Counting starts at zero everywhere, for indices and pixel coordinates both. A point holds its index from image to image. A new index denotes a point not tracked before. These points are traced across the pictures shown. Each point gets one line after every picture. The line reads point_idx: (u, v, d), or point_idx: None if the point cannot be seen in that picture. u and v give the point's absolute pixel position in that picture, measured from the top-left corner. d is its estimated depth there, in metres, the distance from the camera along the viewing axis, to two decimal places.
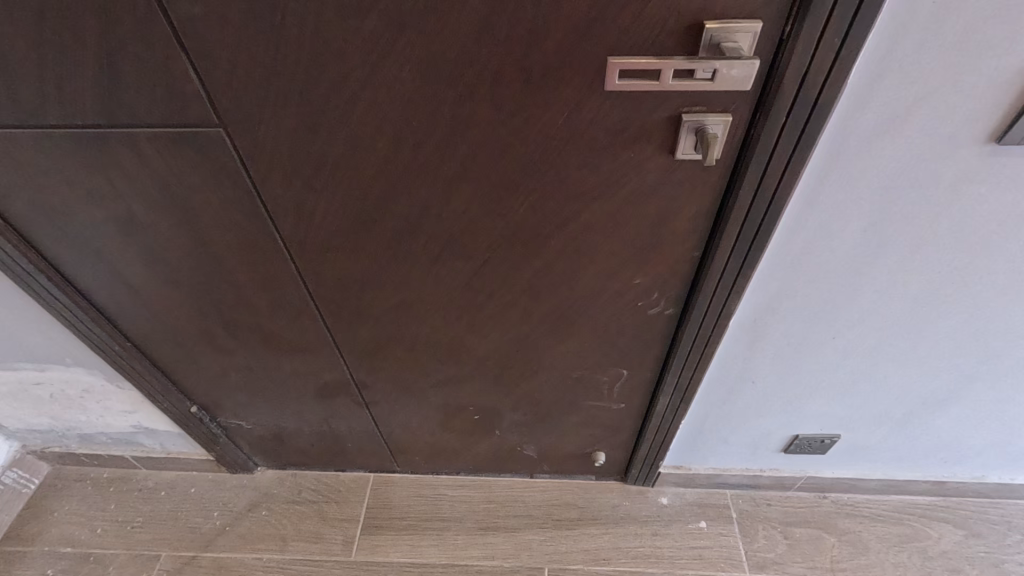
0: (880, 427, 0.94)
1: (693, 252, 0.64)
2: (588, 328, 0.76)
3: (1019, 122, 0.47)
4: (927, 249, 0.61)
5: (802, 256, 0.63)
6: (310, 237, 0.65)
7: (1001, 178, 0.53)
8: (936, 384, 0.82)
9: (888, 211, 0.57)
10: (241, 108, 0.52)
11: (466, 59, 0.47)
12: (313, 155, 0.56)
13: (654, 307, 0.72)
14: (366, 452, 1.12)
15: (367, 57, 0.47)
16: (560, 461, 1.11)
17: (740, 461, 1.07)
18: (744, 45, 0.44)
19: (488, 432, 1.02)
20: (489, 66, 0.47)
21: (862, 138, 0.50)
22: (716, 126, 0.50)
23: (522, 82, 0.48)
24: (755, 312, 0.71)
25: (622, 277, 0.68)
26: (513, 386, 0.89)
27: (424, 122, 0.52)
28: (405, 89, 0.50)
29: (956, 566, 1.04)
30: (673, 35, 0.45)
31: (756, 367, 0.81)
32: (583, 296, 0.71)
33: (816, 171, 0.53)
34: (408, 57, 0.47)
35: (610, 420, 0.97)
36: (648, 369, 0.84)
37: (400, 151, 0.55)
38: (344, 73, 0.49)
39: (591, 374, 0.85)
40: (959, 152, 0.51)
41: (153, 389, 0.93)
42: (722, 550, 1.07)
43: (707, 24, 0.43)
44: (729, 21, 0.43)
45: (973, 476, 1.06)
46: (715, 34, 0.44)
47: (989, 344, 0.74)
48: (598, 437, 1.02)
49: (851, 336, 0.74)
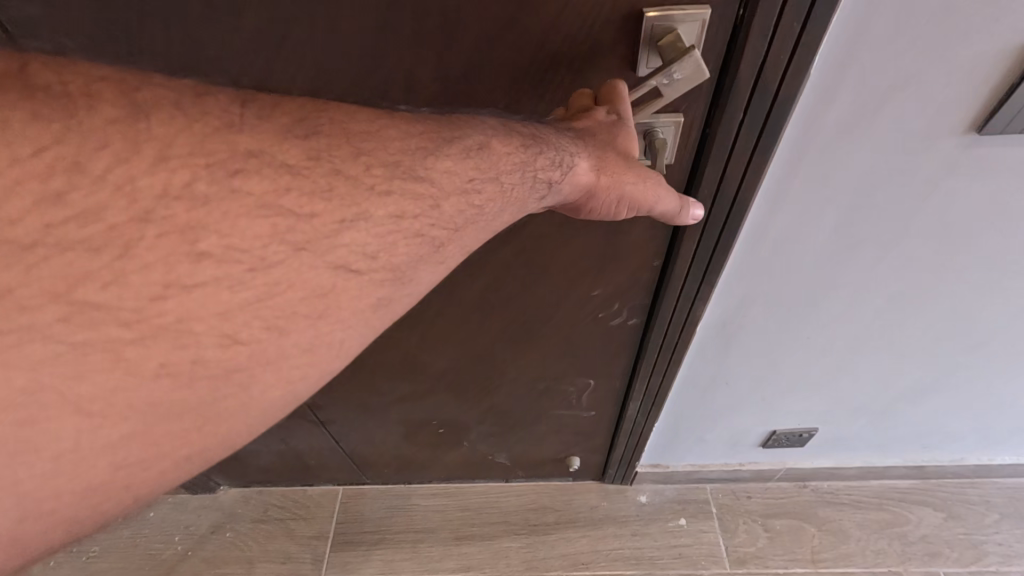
0: (858, 419, 0.91)
1: (654, 261, 0.59)
2: (549, 341, 0.72)
3: (1000, 112, 0.42)
4: (902, 247, 0.57)
5: (770, 259, 0.58)
6: None
7: (981, 171, 0.48)
8: (914, 376, 0.79)
9: (859, 209, 0.52)
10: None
11: (377, 61, 0.42)
12: None
13: (616, 317, 0.68)
14: (331, 467, 1.07)
15: (263, 60, 0.42)
16: (536, 467, 1.07)
17: (718, 456, 1.04)
18: (691, 36, 0.39)
19: (456, 443, 0.97)
20: (404, 67, 0.42)
21: (828, 134, 0.45)
22: (665, 127, 0.45)
23: (442, 84, 0.43)
24: (723, 316, 0.67)
25: (579, 288, 0.63)
26: (477, 399, 0.84)
27: None
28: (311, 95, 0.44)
29: (935, 549, 1.03)
30: (608, 26, 0.39)
31: (728, 369, 0.77)
32: (541, 309, 0.66)
33: (780, 172, 0.48)
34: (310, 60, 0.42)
35: (583, 426, 0.93)
36: (615, 378, 0.80)
37: None
38: (238, 78, 0.43)
39: (558, 384, 0.81)
40: (935, 146, 0.46)
41: None
42: (703, 548, 1.05)
43: (646, 13, 0.38)
44: (670, 7, 0.38)
45: (952, 458, 1.05)
46: (657, 24, 0.38)
47: (968, 336, 0.71)
48: (571, 442, 0.98)
49: (825, 334, 0.70)
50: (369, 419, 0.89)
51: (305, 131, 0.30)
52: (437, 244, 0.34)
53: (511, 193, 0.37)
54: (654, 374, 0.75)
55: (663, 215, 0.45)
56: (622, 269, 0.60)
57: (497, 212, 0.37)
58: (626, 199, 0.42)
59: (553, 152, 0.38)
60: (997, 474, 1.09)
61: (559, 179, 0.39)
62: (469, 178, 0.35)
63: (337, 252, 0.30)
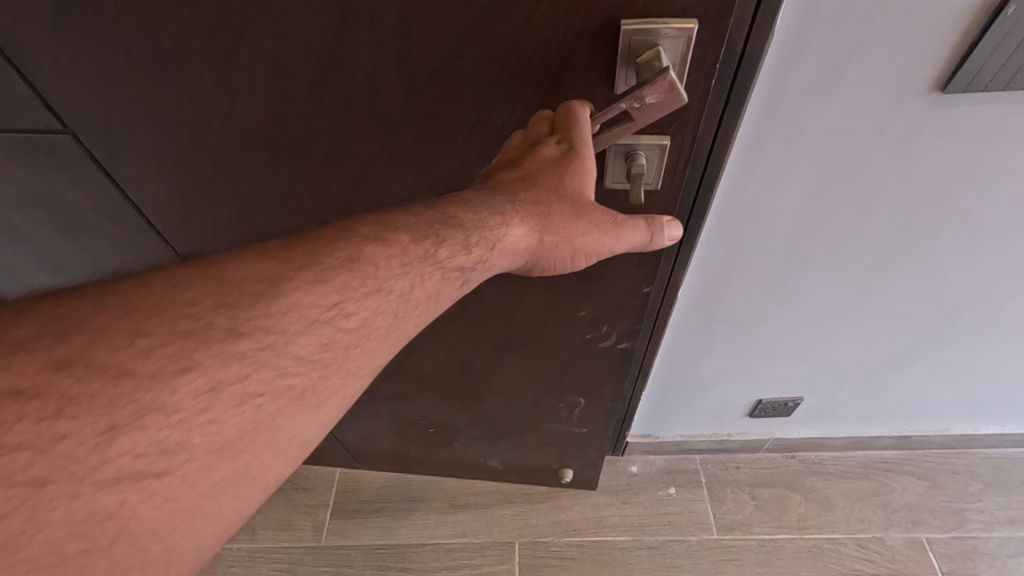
0: (842, 387, 0.93)
1: (644, 287, 0.63)
2: (539, 355, 0.75)
3: (963, 68, 0.43)
4: (877, 210, 0.58)
5: (748, 222, 0.60)
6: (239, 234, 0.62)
7: (949, 130, 0.49)
8: (895, 343, 0.81)
9: (832, 171, 0.53)
10: (138, 111, 0.50)
11: (364, 54, 0.44)
12: (225, 149, 0.53)
13: (604, 340, 0.71)
14: (325, 452, 1.10)
15: (259, 48, 0.44)
16: (529, 475, 1.09)
17: (707, 427, 1.06)
18: (675, 52, 0.40)
19: (448, 442, 1.00)
20: (389, 59, 0.44)
21: (798, 93, 0.46)
22: (649, 150, 0.47)
23: (425, 77, 0.45)
24: (704, 281, 0.69)
25: (567, 307, 0.66)
26: (466, 406, 0.89)
27: (331, 118, 0.49)
28: (305, 82, 0.46)
29: (918, 517, 1.06)
30: (582, 35, 0.41)
31: (712, 336, 0.79)
32: (529, 323, 0.69)
33: (752, 132, 0.50)
34: (303, 47, 0.44)
35: (573, 442, 0.96)
36: (603, 400, 0.84)
37: (310, 147, 0.51)
38: (239, 62, 0.45)
39: (547, 399, 0.85)
40: (903, 105, 0.47)
41: None
42: (691, 515, 1.08)
43: (629, 24, 0.39)
44: (654, 22, 0.39)
45: (936, 429, 1.07)
46: (640, 37, 0.40)
47: (946, 300, 0.73)
48: (562, 455, 1.00)
49: (806, 299, 0.72)
50: (365, 405, 0.91)
51: (68, 332, 0.30)
52: (301, 391, 0.34)
53: (409, 296, 0.40)
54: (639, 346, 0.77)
55: (631, 248, 0.47)
56: (613, 294, 0.64)
57: (397, 316, 0.39)
58: (579, 252, 0.46)
59: (465, 236, 0.41)
60: (982, 445, 1.11)
61: (488, 255, 0.42)
62: (330, 304, 0.36)
63: (120, 457, 0.29)
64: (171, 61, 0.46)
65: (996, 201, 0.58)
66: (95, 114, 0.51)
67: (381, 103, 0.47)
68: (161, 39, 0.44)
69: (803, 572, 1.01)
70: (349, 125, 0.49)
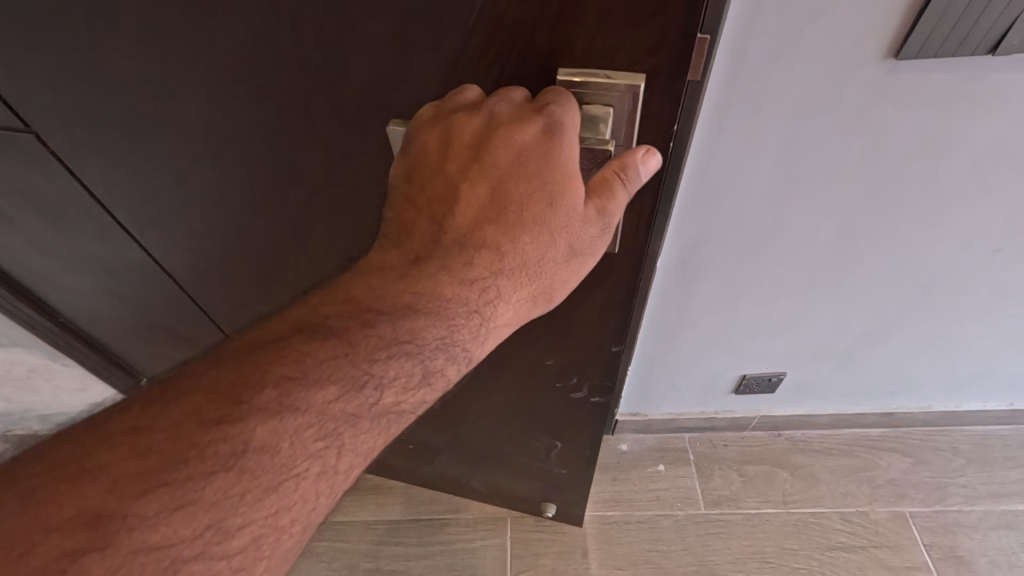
0: (824, 363, 0.95)
1: (613, 346, 0.64)
2: (508, 388, 0.76)
3: (913, 36, 0.46)
4: (843, 178, 0.61)
5: (719, 192, 0.63)
6: (219, 235, 0.63)
7: (904, 98, 0.52)
8: (871, 316, 0.84)
9: (797, 139, 0.56)
10: (111, 114, 0.50)
11: (318, 68, 0.43)
12: (197, 154, 0.53)
13: (577, 391, 0.73)
14: None
15: (218, 57, 0.44)
16: (509, 499, 1.06)
17: (694, 405, 1.09)
18: (620, 108, 0.39)
19: (429, 458, 1.01)
20: (344, 74, 0.42)
21: (757, 62, 0.49)
22: None
23: (379, 92, 0.43)
24: (682, 251, 0.72)
25: (535, 353, 0.67)
26: (444, 429, 0.91)
27: (295, 129, 0.48)
28: (265, 93, 0.45)
29: (902, 492, 1.08)
30: (528, 55, 0.39)
31: (693, 307, 0.83)
32: (498, 361, 0.70)
33: (717, 101, 0.53)
34: (260, 58, 0.43)
35: (551, 477, 0.96)
36: (579, 443, 0.85)
37: (277, 156, 0.51)
38: (200, 69, 0.45)
39: (526, 435, 0.86)
40: (860, 73, 0.50)
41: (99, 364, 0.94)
42: (679, 491, 1.10)
43: (566, 74, 0.39)
44: (592, 72, 0.38)
45: (920, 406, 1.09)
46: (580, 90, 0.39)
47: (917, 271, 0.76)
48: (542, 486, 0.99)
49: (781, 270, 0.75)
50: None
51: None
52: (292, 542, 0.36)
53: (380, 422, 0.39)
54: None
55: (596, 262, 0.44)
56: (581, 350, 0.65)
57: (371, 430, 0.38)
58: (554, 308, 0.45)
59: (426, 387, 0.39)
60: (966, 422, 1.13)
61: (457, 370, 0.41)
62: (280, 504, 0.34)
63: None
64: (133, 76, 0.46)
65: (958, 166, 0.60)
66: (69, 116, 0.52)
67: (342, 117, 0.46)
68: (124, 44, 0.44)
69: (787, 544, 1.03)
70: (310, 143, 0.49)
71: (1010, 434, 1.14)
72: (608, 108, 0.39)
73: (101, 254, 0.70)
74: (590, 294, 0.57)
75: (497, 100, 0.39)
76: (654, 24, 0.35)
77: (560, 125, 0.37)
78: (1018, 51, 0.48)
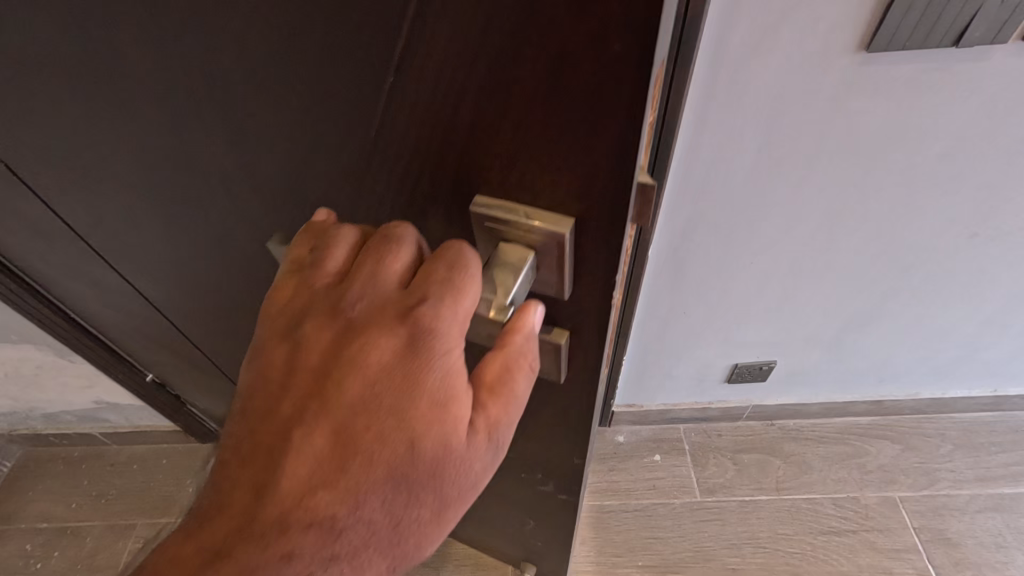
0: (813, 349, 0.99)
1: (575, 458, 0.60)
2: None
3: (883, 30, 0.49)
4: (821, 165, 0.64)
5: (706, 182, 0.66)
6: (193, 277, 0.59)
7: (877, 88, 0.56)
8: (856, 301, 0.88)
9: (777, 129, 0.60)
10: (58, 160, 0.46)
11: (252, 141, 0.37)
12: (151, 205, 0.48)
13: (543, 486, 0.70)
14: None
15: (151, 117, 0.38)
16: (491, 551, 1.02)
17: (688, 395, 1.12)
18: (549, 255, 0.33)
19: None
20: (280, 151, 0.36)
21: (739, 54, 0.52)
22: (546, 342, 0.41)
23: (312, 173, 0.37)
24: (672, 240, 0.75)
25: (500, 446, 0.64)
26: None
27: (243, 195, 0.42)
28: (205, 157, 0.40)
29: (891, 477, 1.11)
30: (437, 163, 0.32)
31: (684, 296, 0.86)
32: None
33: (701, 93, 0.56)
34: (191, 123, 0.37)
35: (529, 547, 0.91)
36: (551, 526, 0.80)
37: (233, 216, 0.46)
38: (136, 127, 0.40)
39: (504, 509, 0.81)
40: (835, 65, 0.53)
41: (106, 363, 0.94)
42: (675, 480, 1.13)
43: (482, 206, 0.32)
44: (513, 211, 0.31)
45: (908, 393, 1.12)
46: (500, 227, 0.32)
47: (897, 256, 0.79)
48: (522, 551, 0.95)
49: (768, 257, 0.78)
50: None
51: None
52: None
53: None
54: None
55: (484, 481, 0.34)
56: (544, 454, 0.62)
57: None
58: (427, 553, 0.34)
59: None
60: (953, 409, 1.16)
61: None
62: None
63: None
64: (70, 126, 0.42)
65: (931, 151, 0.64)
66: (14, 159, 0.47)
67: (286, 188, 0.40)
68: (55, 96, 0.39)
69: (781, 529, 1.06)
70: (263, 209, 0.43)
71: (996, 421, 1.17)
72: (528, 254, 0.32)
73: (88, 280, 0.68)
74: (550, 411, 0.53)
75: (358, 292, 0.32)
76: (589, 159, 0.28)
77: (424, 341, 0.30)
78: (979, 43, 0.51)
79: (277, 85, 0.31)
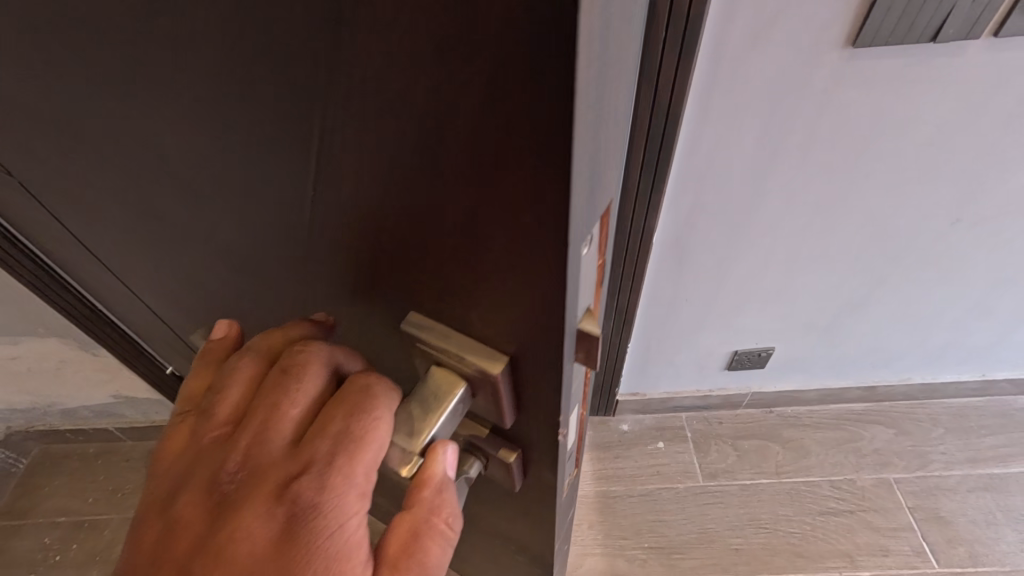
0: (809, 335, 1.03)
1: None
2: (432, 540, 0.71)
3: (866, 27, 0.55)
4: (813, 154, 0.69)
5: (706, 171, 0.71)
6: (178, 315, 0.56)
7: (863, 81, 0.61)
8: (849, 287, 0.92)
9: (772, 120, 0.65)
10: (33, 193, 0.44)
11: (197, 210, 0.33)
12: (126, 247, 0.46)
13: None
14: None
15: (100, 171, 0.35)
16: None
17: (690, 382, 1.16)
18: (480, 384, 0.28)
19: None
20: (224, 227, 0.33)
21: (736, 48, 0.57)
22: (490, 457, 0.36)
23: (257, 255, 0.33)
24: (675, 229, 0.80)
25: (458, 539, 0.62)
26: None
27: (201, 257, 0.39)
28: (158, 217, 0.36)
29: (886, 460, 1.15)
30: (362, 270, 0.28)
31: (685, 284, 0.90)
32: None
33: (703, 85, 0.61)
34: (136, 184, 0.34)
35: None
36: None
37: (197, 273, 0.42)
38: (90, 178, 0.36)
39: None
40: (824, 59, 0.58)
41: (131, 355, 0.97)
42: (679, 465, 1.17)
43: (416, 320, 0.28)
44: (444, 332, 0.27)
45: (900, 378, 1.17)
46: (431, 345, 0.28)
47: (887, 242, 0.84)
48: None
49: (764, 245, 0.83)
50: None
51: None
52: None
53: None
54: (623, 286, 0.87)
55: None
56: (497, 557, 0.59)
57: None
58: None
59: None
60: (944, 395, 1.21)
61: None
62: None
63: None
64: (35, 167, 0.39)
65: (915, 140, 0.69)
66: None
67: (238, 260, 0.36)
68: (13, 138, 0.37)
69: (781, 511, 1.10)
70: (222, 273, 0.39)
71: (985, 405, 1.21)
72: (458, 389, 0.29)
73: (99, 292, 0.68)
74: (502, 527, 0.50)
75: (243, 452, 0.30)
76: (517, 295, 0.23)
77: (302, 525, 0.29)
78: (955, 38, 0.56)
79: (210, 164, 0.28)
